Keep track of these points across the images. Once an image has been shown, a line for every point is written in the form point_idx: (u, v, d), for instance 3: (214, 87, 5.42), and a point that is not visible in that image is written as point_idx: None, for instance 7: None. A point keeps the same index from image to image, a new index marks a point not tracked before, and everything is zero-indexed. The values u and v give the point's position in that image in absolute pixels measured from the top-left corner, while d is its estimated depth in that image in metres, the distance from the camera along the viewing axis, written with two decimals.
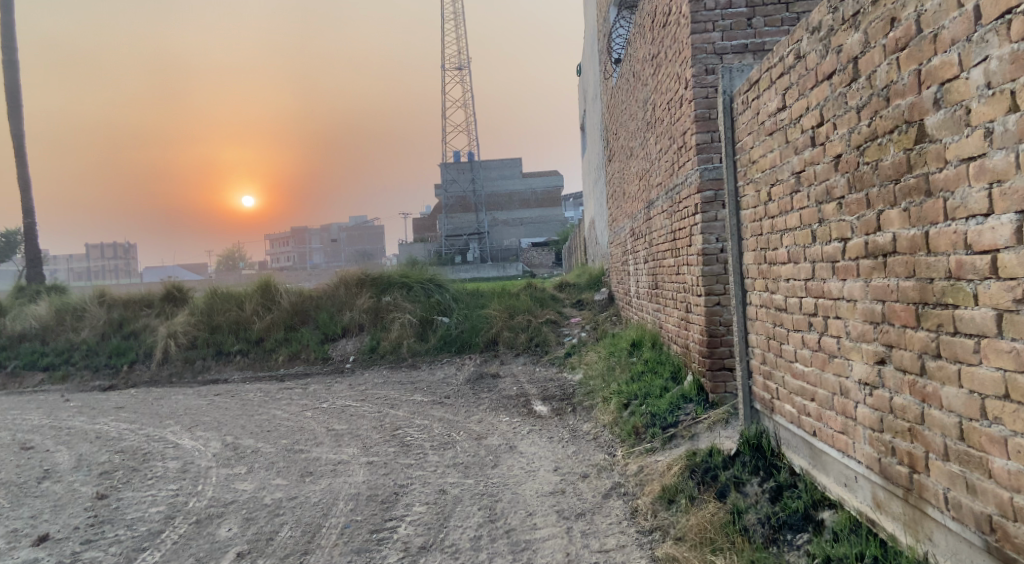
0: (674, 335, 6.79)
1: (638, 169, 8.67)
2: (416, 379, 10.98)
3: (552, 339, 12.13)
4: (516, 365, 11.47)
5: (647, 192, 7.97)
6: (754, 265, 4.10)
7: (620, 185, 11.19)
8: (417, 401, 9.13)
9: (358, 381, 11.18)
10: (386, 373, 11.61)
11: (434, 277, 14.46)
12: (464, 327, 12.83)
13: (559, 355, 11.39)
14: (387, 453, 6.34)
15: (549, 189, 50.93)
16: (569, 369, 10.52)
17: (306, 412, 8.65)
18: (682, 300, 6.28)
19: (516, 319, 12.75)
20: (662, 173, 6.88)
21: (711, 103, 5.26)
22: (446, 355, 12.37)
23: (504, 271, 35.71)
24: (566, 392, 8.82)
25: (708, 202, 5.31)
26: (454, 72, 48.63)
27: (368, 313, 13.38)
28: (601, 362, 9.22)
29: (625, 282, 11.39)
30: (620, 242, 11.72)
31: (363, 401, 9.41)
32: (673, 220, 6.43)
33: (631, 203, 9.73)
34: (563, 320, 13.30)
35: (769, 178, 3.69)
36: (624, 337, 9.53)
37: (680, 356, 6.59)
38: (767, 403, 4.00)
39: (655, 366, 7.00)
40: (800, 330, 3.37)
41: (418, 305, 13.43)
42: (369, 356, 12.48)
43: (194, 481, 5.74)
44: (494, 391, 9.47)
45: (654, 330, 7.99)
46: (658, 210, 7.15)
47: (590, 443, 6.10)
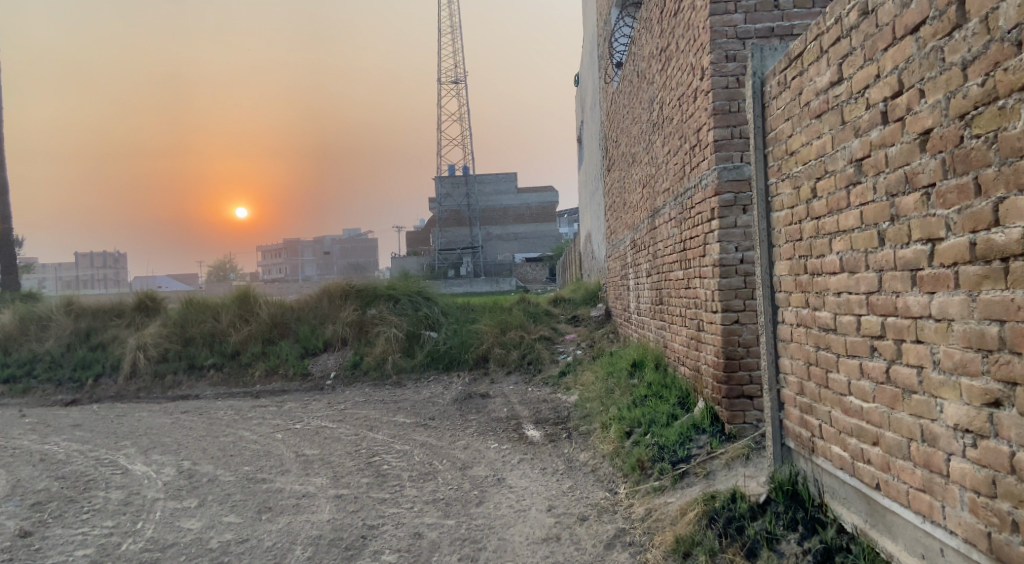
0: (682, 356, 6.12)
1: (641, 175, 8.06)
2: (399, 398, 10.27)
3: (545, 357, 11.46)
4: (507, 384, 10.79)
5: (652, 200, 7.33)
6: (788, 276, 3.45)
7: (620, 195, 10.56)
8: (398, 423, 8.41)
9: (338, 400, 10.47)
10: (368, 391, 10.90)
11: (423, 289, 13.77)
12: (453, 342, 12.14)
13: (554, 375, 10.71)
14: (359, 484, 5.63)
15: (543, 203, 50.47)
16: (564, 389, 9.84)
17: (277, 434, 7.93)
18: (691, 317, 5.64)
19: (508, 335, 12.09)
20: (670, 177, 6.25)
21: (731, 94, 4.65)
22: (433, 372, 11.67)
23: (497, 286, 35.05)
24: (559, 416, 8.12)
25: (726, 206, 4.67)
26: (450, 85, 48.20)
27: (352, 327, 12.69)
28: (598, 383, 8.53)
29: (624, 297, 10.76)
30: (619, 256, 11.10)
31: (341, 422, 8.69)
32: (682, 228, 5.80)
33: (632, 213, 9.13)
34: (558, 337, 12.62)
35: (814, 170, 3.05)
36: (624, 357, 8.85)
37: (689, 380, 5.91)
38: (804, 442, 3.33)
39: (660, 390, 6.31)
40: (856, 356, 2.74)
41: (405, 319, 12.72)
42: (351, 373, 11.78)
43: (134, 516, 5.04)
44: (483, 413, 8.78)
45: (657, 350, 7.31)
46: (665, 218, 6.51)
47: (588, 477, 5.41)
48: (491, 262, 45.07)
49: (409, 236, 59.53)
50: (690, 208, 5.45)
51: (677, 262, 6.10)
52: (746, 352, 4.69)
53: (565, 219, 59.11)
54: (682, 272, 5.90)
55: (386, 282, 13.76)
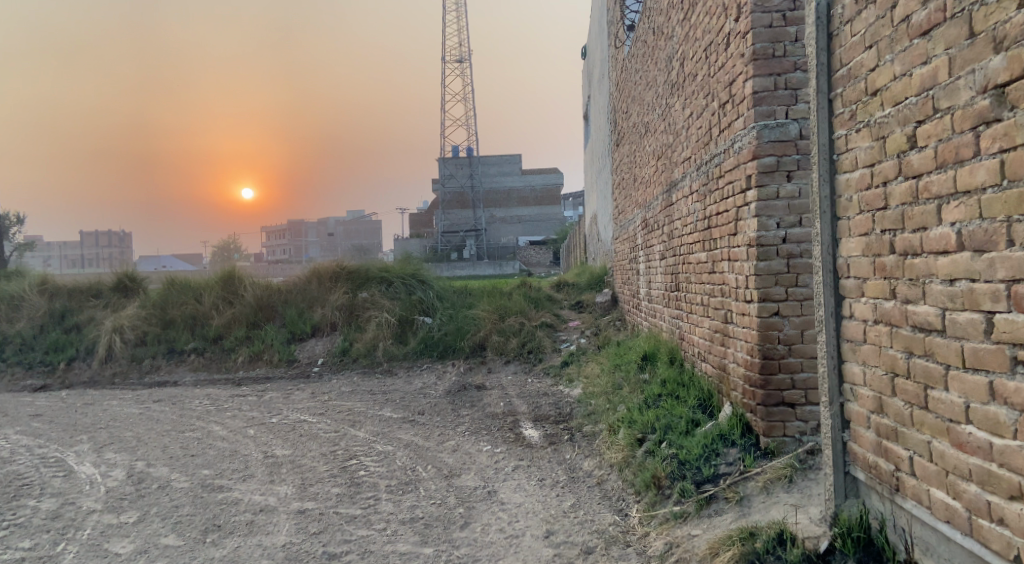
0: (703, 352, 5.31)
1: (656, 145, 7.25)
2: (388, 389, 9.52)
3: (547, 345, 10.69)
4: (505, 374, 10.03)
5: (669, 174, 6.51)
6: (861, 257, 2.67)
7: (631, 172, 9.72)
8: (384, 419, 7.64)
9: (323, 389, 9.71)
10: (356, 381, 10.14)
11: (418, 271, 12.97)
12: (449, 328, 11.36)
13: (555, 365, 9.94)
14: (329, 496, 4.86)
15: (548, 186, 49.55)
16: (566, 381, 9.07)
17: (248, 429, 7.18)
18: (716, 306, 4.83)
19: (507, 321, 11.30)
20: (693, 144, 5.41)
21: (776, 34, 3.84)
22: (427, 361, 10.90)
23: (500, 270, 34.23)
24: (561, 413, 7.34)
25: (767, 172, 3.85)
26: (455, 65, 47.10)
27: (342, 311, 11.92)
28: (604, 378, 7.73)
29: (632, 282, 9.97)
30: (627, 237, 10.31)
31: (322, 416, 7.94)
32: (707, 203, 4.97)
33: (644, 189, 8.32)
34: (561, 324, 11.82)
35: (911, 112, 2.31)
36: (634, 348, 8.03)
37: (712, 380, 5.10)
38: (881, 476, 2.56)
39: (677, 390, 5.50)
40: (988, 370, 2.04)
41: (398, 303, 11.95)
42: (339, 360, 11.03)
43: (59, 534, 4.29)
44: (477, 408, 8.02)
45: (672, 343, 6.50)
46: (685, 193, 5.67)
47: (593, 492, 4.65)
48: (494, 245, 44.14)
49: (413, 218, 58.74)
50: (718, 179, 4.63)
51: (700, 242, 5.27)
52: (788, 351, 3.86)
53: (570, 203, 58.11)
54: (706, 256, 5.08)
55: (380, 263, 12.95)
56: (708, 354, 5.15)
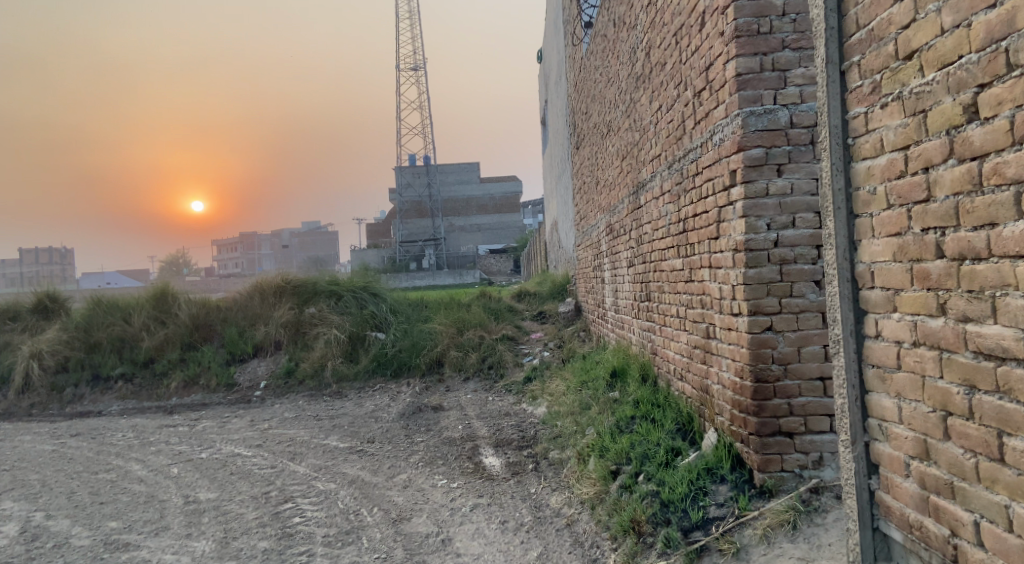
0: (681, 369, 4.77)
1: (620, 144, 6.73)
2: (337, 414, 8.81)
3: (508, 360, 10.10)
4: (464, 393, 9.41)
5: (636, 176, 5.98)
6: (892, 263, 2.29)
7: (593, 175, 9.20)
8: (330, 449, 6.94)
9: (265, 416, 8.95)
10: (302, 405, 9.40)
11: (370, 284, 12.24)
12: (403, 345, 10.68)
13: (517, 382, 9.36)
14: (252, 555, 4.21)
15: (507, 194, 49.06)
16: (530, 399, 8.50)
17: (173, 468, 6.44)
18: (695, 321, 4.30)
19: (465, 335, 10.67)
20: (663, 139, 4.89)
21: (761, 8, 3.33)
22: (380, 380, 10.20)
23: (460, 279, 33.55)
24: (525, 436, 6.74)
25: (755, 166, 3.32)
26: (410, 73, 46.30)
27: (288, 329, 11.15)
28: (570, 396, 7.15)
29: (597, 291, 9.46)
30: (590, 244, 9.81)
31: (260, 447, 7.21)
32: (682, 204, 4.45)
33: (608, 193, 7.81)
34: (522, 336, 11.22)
35: (970, 75, 2.00)
36: (602, 362, 7.46)
37: (692, 403, 4.55)
38: (930, 540, 2.22)
39: (653, 412, 4.95)
40: None
41: (349, 318, 11.21)
42: (284, 383, 10.31)
43: None
44: (433, 432, 7.38)
45: (644, 358, 5.95)
46: (656, 195, 5.15)
47: (562, 537, 4.08)
48: (453, 255, 43.44)
49: (370, 228, 57.69)
50: (695, 177, 4.12)
51: (675, 248, 4.75)
52: (784, 372, 3.33)
53: (530, 209, 57.69)
54: (683, 264, 4.55)
55: (330, 276, 12.18)
56: (687, 374, 4.60)
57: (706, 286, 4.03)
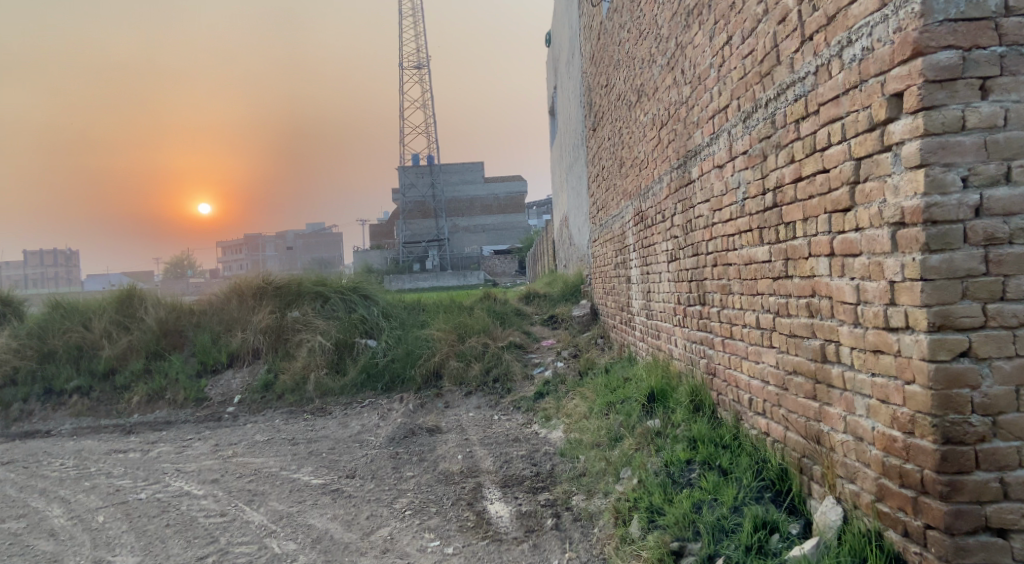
0: (762, 398, 3.45)
1: (656, 109, 5.44)
2: (315, 437, 7.48)
3: (517, 372, 8.79)
4: (466, 411, 8.10)
5: (683, 144, 4.65)
6: None
7: (615, 156, 7.87)
8: (298, 488, 5.61)
9: (232, 439, 7.60)
10: (277, 425, 8.07)
11: (361, 284, 10.92)
12: (396, 354, 9.36)
13: (527, 398, 8.06)
14: None
15: (512, 194, 47.71)
16: (543, 421, 7.18)
17: (99, 516, 5.12)
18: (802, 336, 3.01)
19: (467, 342, 9.36)
20: (736, 82, 3.55)
21: None
22: (370, 395, 8.88)
23: (464, 281, 32.16)
24: (538, 473, 5.42)
25: (946, 77, 2.36)
26: (412, 70, 44.93)
27: (267, 335, 9.85)
28: (594, 422, 5.81)
29: (620, 293, 8.14)
30: (611, 239, 8.50)
31: (215, 483, 5.89)
32: (777, 167, 3.14)
33: (637, 175, 6.52)
34: (532, 344, 9.88)
35: None
36: (634, 378, 6.09)
37: (788, 453, 3.21)
38: None
39: (721, 459, 3.63)
40: None
41: (335, 323, 9.88)
42: (260, 397, 9.02)
43: None
44: (427, 465, 6.06)
45: (693, 378, 4.61)
46: (719, 162, 3.83)
47: None
48: (458, 256, 42.09)
49: (373, 230, 56.47)
50: (814, 119, 2.85)
51: (754, 232, 3.39)
52: (991, 428, 2.36)
53: (536, 211, 56.33)
54: (772, 254, 3.22)
55: (316, 275, 10.86)
56: (775, 409, 3.30)
57: (829, 286, 2.81)
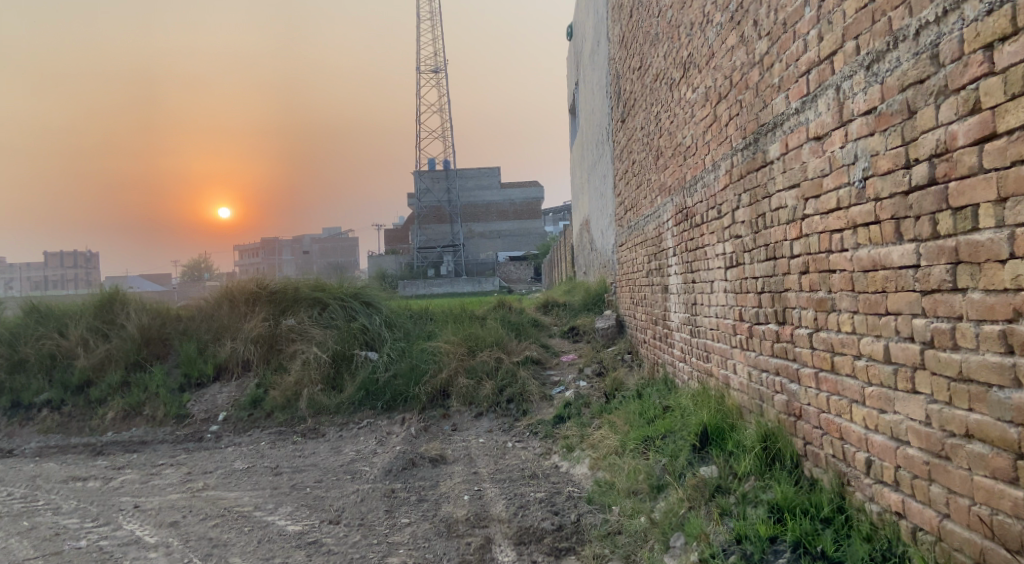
0: (895, 464, 2.42)
1: (710, 80, 4.44)
2: (303, 466, 6.52)
3: (534, 391, 7.78)
4: (476, 437, 7.11)
5: (754, 116, 3.64)
6: None
7: (649, 147, 6.86)
8: (270, 536, 4.63)
9: (208, 466, 6.64)
10: (263, 449, 7.12)
11: (363, 289, 9.96)
12: (399, 369, 8.38)
13: (545, 423, 7.07)
14: None
15: (529, 200, 46.77)
16: (564, 452, 6.17)
17: None
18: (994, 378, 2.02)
19: (478, 357, 8.39)
20: (852, 15, 2.55)
21: None
22: (369, 414, 7.93)
23: (478, 288, 31.20)
24: (561, 526, 4.39)
25: None
26: (430, 72, 44.09)
27: (259, 345, 8.91)
28: (628, 463, 4.78)
29: (653, 304, 7.11)
30: (643, 243, 7.48)
31: (173, 527, 4.92)
32: (941, 126, 2.14)
33: (680, 165, 5.50)
34: (551, 359, 8.87)
35: None
36: (678, 408, 5.04)
37: (950, 556, 2.21)
38: None
39: (824, 543, 2.62)
40: None
41: (333, 333, 8.94)
42: (247, 415, 8.08)
43: None
44: (428, 508, 5.06)
45: (764, 421, 3.58)
46: (819, 131, 2.82)
47: None
48: (473, 262, 41.16)
49: (388, 234, 55.73)
50: None
51: (890, 224, 2.38)
52: None
53: (553, 217, 55.31)
54: (928, 258, 2.21)
55: (314, 279, 9.92)
56: (925, 485, 2.29)
57: None
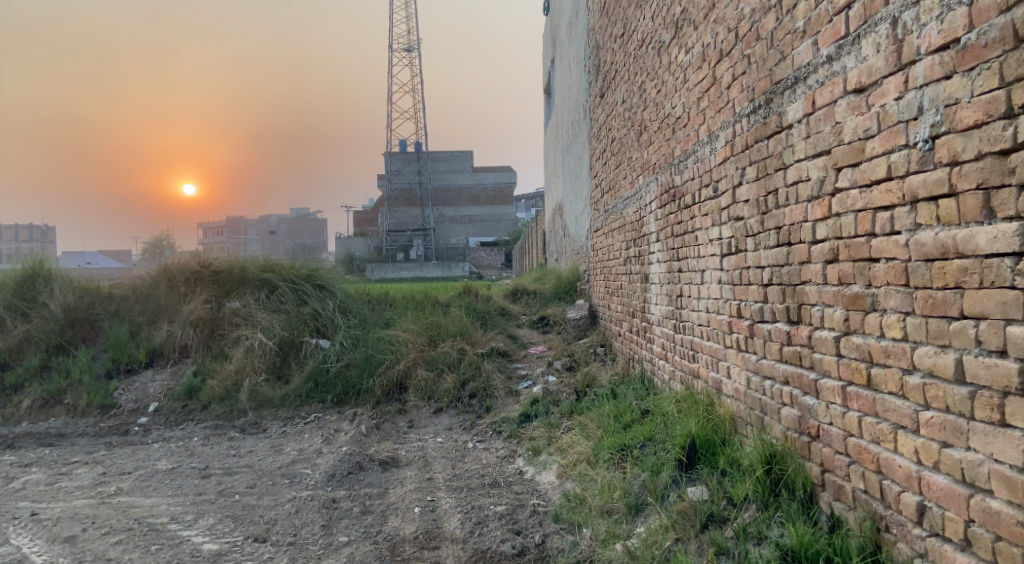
0: (968, 518, 1.92)
1: (709, 35, 3.81)
2: (237, 467, 5.85)
3: (499, 386, 7.16)
4: (433, 437, 6.47)
5: (765, 72, 3.03)
6: None
7: (632, 122, 6.23)
8: (181, 558, 3.97)
9: (129, 466, 5.93)
10: (194, 447, 6.46)
11: (317, 271, 9.22)
12: (352, 359, 7.73)
13: (509, 421, 6.46)
14: None
15: (501, 185, 46.02)
16: (529, 456, 5.57)
17: None
18: None
19: (439, 347, 7.75)
20: None
21: None
22: (316, 408, 7.26)
23: (448, 273, 30.46)
24: (523, 550, 3.78)
25: None
26: (403, 51, 42.91)
27: (198, 329, 8.23)
28: (601, 475, 4.18)
29: (630, 295, 6.53)
30: (621, 228, 6.89)
31: (70, 543, 4.22)
32: None
33: (667, 139, 4.89)
34: (518, 351, 8.24)
35: None
36: (660, 414, 4.43)
37: None
38: None
39: None
40: None
41: (280, 318, 8.23)
42: (181, 407, 7.41)
43: None
44: (371, 523, 4.42)
45: (767, 439, 2.98)
46: (860, 80, 2.26)
47: None
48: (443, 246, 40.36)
49: (358, 217, 54.58)
50: None
51: (979, 195, 1.86)
52: None
53: (526, 204, 54.63)
54: None
55: (263, 260, 9.16)
56: (1017, 553, 1.79)
57: None
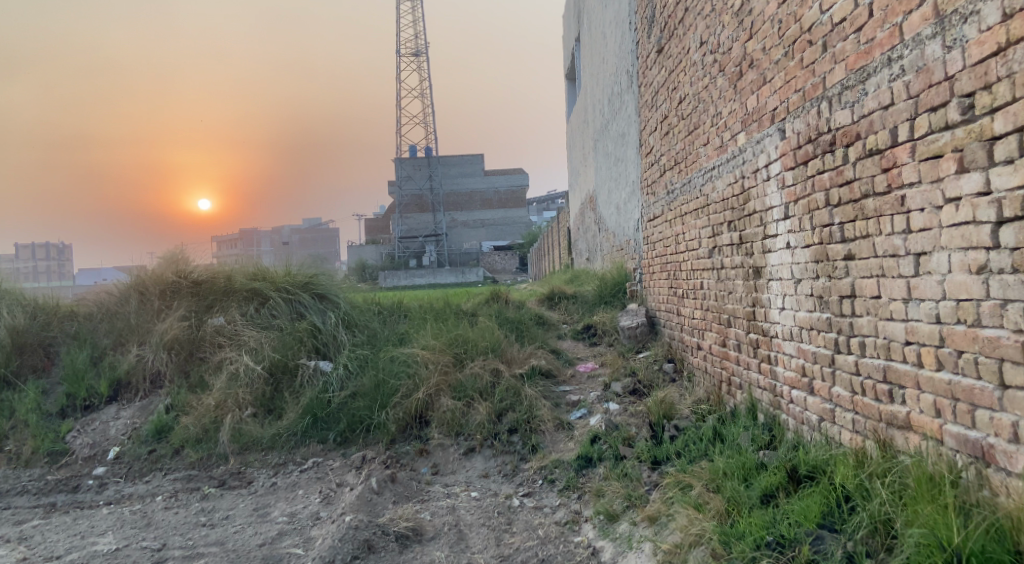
0: None
1: None
2: (203, 547, 4.28)
3: (546, 417, 5.55)
4: (465, 490, 4.88)
5: None
6: None
7: (719, 63, 4.66)
8: None
9: (57, 549, 4.37)
10: (150, 514, 4.89)
11: (316, 278, 7.68)
12: (360, 387, 6.16)
13: (564, 467, 4.86)
14: None
15: (514, 186, 44.45)
16: (609, 523, 3.98)
17: None
18: None
19: (469, 367, 6.19)
20: None
21: None
22: (315, 451, 5.70)
23: (463, 278, 28.90)
24: None
25: None
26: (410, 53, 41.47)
27: (174, 352, 6.72)
28: None
29: (721, 294, 4.93)
30: (701, 208, 5.30)
31: None
32: None
33: (800, 64, 3.35)
34: (564, 369, 6.66)
35: None
36: (831, 481, 2.83)
37: None
38: None
39: None
40: None
41: (272, 336, 6.71)
42: (147, 453, 5.89)
43: None
44: None
45: None
46: None
47: None
48: (456, 251, 38.82)
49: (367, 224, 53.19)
50: None
51: None
52: None
53: (539, 206, 53.07)
54: None
55: (251, 266, 7.63)
56: None
57: None
